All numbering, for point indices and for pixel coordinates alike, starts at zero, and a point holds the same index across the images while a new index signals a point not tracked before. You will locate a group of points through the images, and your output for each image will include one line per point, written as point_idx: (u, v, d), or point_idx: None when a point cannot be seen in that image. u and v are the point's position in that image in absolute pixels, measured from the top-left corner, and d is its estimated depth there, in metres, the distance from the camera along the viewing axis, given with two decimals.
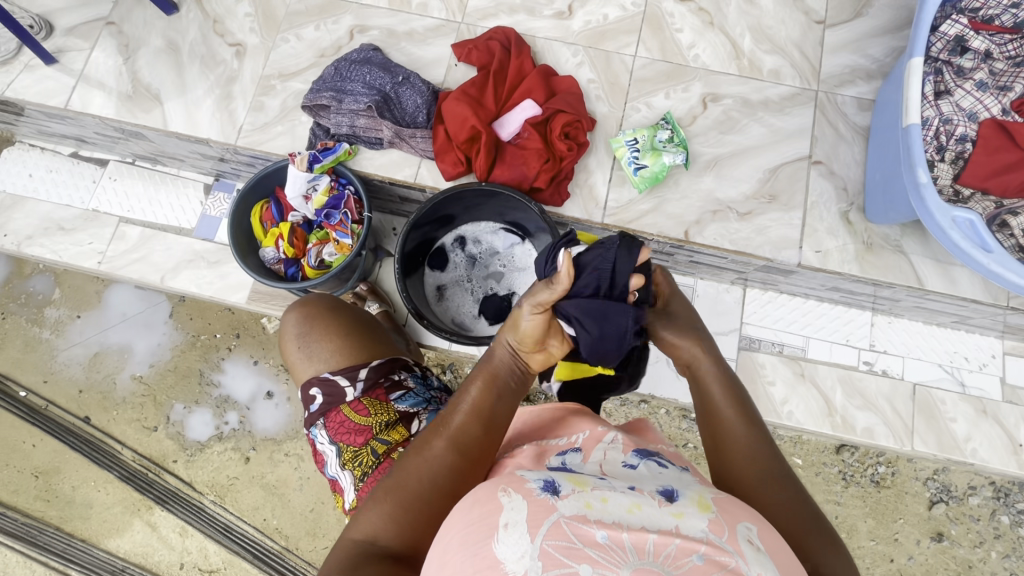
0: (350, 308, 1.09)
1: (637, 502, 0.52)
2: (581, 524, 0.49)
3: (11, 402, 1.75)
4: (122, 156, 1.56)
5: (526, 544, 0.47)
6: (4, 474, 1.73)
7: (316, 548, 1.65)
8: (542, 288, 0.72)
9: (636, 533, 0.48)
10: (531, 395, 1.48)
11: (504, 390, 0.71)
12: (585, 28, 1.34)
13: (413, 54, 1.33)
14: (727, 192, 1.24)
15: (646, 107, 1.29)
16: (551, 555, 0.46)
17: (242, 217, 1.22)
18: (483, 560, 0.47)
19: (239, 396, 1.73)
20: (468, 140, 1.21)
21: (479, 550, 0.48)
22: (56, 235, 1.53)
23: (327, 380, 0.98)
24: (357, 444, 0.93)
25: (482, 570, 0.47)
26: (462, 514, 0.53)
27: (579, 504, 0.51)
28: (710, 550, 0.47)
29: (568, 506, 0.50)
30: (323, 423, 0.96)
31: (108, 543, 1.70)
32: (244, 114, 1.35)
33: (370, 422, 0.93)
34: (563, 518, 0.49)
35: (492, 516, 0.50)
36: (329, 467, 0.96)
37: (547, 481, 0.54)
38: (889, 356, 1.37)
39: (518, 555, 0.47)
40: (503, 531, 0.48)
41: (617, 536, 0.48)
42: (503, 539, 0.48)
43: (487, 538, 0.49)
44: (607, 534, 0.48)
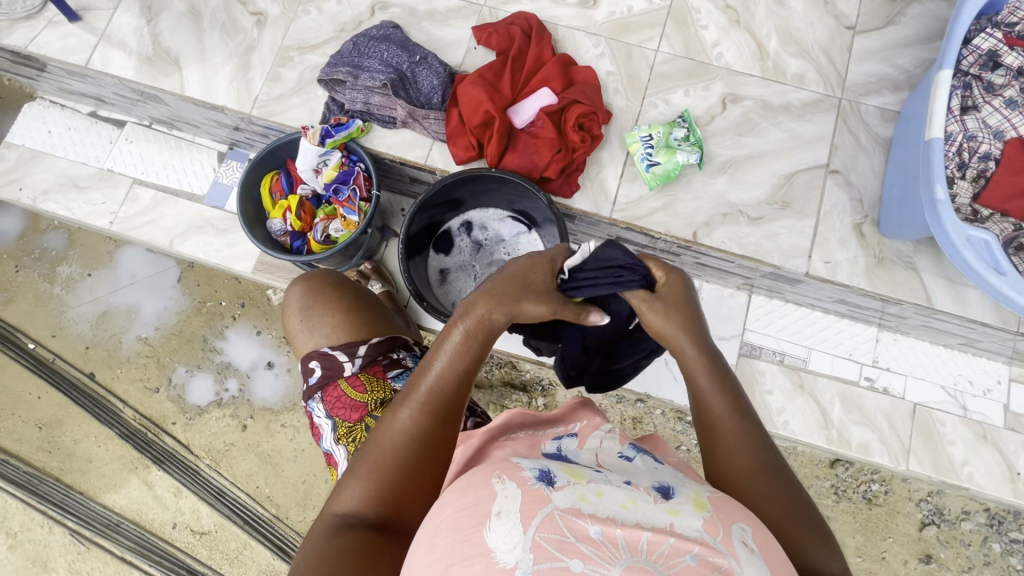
0: (356, 288, 1.10)
1: (632, 498, 0.52)
2: (575, 518, 0.49)
3: (20, 353, 1.78)
4: (139, 119, 1.57)
5: (518, 535, 0.47)
6: (8, 423, 1.78)
7: (307, 518, 1.68)
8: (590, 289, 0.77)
9: (630, 530, 0.48)
10: (528, 385, 1.48)
11: (488, 342, 0.66)
12: (608, 20, 1.32)
13: (433, 34, 1.32)
14: (740, 196, 1.22)
15: (664, 103, 1.27)
16: (543, 548, 0.46)
17: (252, 186, 1.22)
18: (475, 546, 0.48)
19: (240, 363, 1.76)
20: (481, 125, 1.20)
21: (471, 535, 0.48)
22: (70, 192, 1.55)
23: (327, 354, 0.99)
24: (352, 419, 0.93)
25: (472, 557, 0.47)
26: (455, 498, 0.53)
27: (574, 496, 0.51)
28: (704, 550, 0.47)
29: (563, 498, 0.50)
30: (320, 397, 0.97)
31: (104, 497, 1.74)
32: (261, 85, 1.35)
33: (366, 398, 0.94)
34: (557, 511, 0.49)
35: (486, 503, 0.50)
36: (325, 440, 0.97)
37: (542, 472, 0.54)
38: (892, 373, 1.35)
39: (510, 546, 0.46)
40: (495, 520, 0.48)
41: (611, 532, 0.48)
42: (495, 527, 0.48)
43: (479, 523, 0.49)
44: (601, 529, 0.48)
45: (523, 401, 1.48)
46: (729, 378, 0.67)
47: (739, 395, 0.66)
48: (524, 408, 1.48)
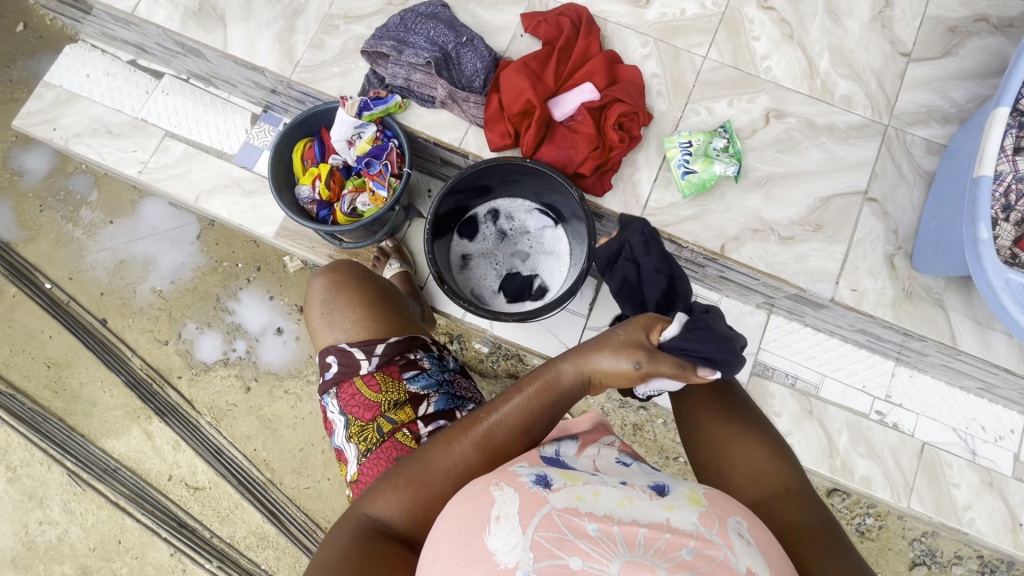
0: (377, 281, 1.10)
1: (628, 496, 0.53)
2: (573, 516, 0.49)
3: (36, 291, 1.89)
4: (177, 72, 1.57)
5: (518, 536, 0.47)
6: (19, 359, 1.87)
7: (300, 485, 1.76)
8: (672, 366, 0.64)
9: (626, 527, 0.49)
10: None
11: (559, 405, 0.66)
12: (659, 21, 1.30)
13: (480, 17, 1.30)
14: (774, 214, 1.20)
15: (706, 111, 1.25)
16: (542, 546, 0.47)
17: (284, 151, 1.22)
18: (476, 552, 0.48)
19: (250, 326, 1.85)
20: (521, 114, 1.18)
21: (471, 542, 0.49)
22: (103, 137, 1.56)
23: (344, 350, 0.99)
24: (365, 418, 0.93)
25: (473, 562, 0.47)
26: (454, 508, 0.53)
27: (570, 497, 0.51)
28: (700, 543, 0.48)
29: (560, 499, 0.51)
30: (335, 392, 0.97)
31: (105, 442, 1.82)
32: (303, 50, 1.34)
33: (380, 398, 0.94)
34: (554, 510, 0.50)
35: (484, 509, 0.51)
36: (336, 436, 0.97)
37: (539, 476, 0.54)
38: (903, 410, 1.34)
39: (510, 547, 0.47)
40: (494, 523, 0.49)
41: (608, 529, 0.48)
42: (494, 530, 0.48)
43: (479, 530, 0.49)
44: (598, 526, 0.49)
45: None
46: (763, 441, 0.69)
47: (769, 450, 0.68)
48: None
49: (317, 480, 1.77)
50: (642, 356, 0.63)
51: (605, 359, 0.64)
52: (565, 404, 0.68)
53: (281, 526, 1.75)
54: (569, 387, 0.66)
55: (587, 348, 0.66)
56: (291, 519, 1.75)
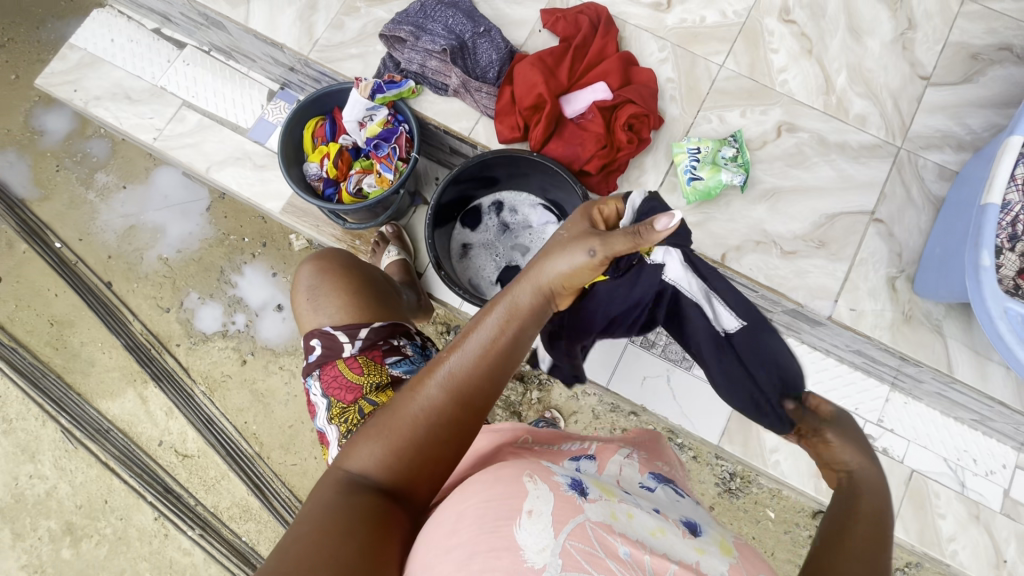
0: (363, 270, 1.12)
1: (661, 527, 0.57)
2: (606, 534, 0.53)
3: (47, 250, 1.97)
4: (199, 43, 1.59)
5: (549, 538, 0.51)
6: (26, 315, 1.93)
7: (287, 461, 1.79)
8: (625, 242, 0.61)
9: (657, 559, 0.53)
10: (526, 377, 1.50)
11: (527, 329, 0.63)
12: (678, 26, 1.30)
13: (500, 9, 1.30)
14: (778, 227, 1.19)
15: (718, 119, 1.24)
16: (572, 556, 0.51)
17: (295, 127, 1.23)
18: (503, 539, 0.51)
19: (251, 301, 1.91)
20: (532, 108, 1.18)
21: (499, 527, 0.52)
22: (121, 102, 1.58)
23: (328, 333, 0.99)
24: (346, 401, 0.93)
25: (497, 549, 0.51)
26: (483, 488, 0.57)
27: (605, 513, 0.56)
28: None
29: (595, 512, 0.55)
30: (318, 374, 0.97)
31: (100, 402, 1.86)
32: (323, 29, 1.31)
33: (362, 381, 0.93)
34: (588, 523, 0.54)
35: (517, 500, 0.55)
36: (319, 419, 0.97)
37: (574, 482, 0.59)
38: (895, 436, 1.32)
39: (540, 547, 0.51)
40: (526, 517, 0.53)
41: (639, 556, 0.52)
42: (526, 525, 0.52)
43: (507, 517, 0.53)
44: (630, 551, 0.52)
45: (519, 390, 1.50)
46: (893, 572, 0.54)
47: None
48: (518, 398, 1.50)
49: (303, 458, 1.79)
50: (591, 242, 0.62)
51: (556, 261, 0.63)
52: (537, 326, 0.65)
53: (265, 499, 1.77)
54: (531, 308, 0.63)
55: (536, 260, 0.64)
56: (275, 494, 1.77)
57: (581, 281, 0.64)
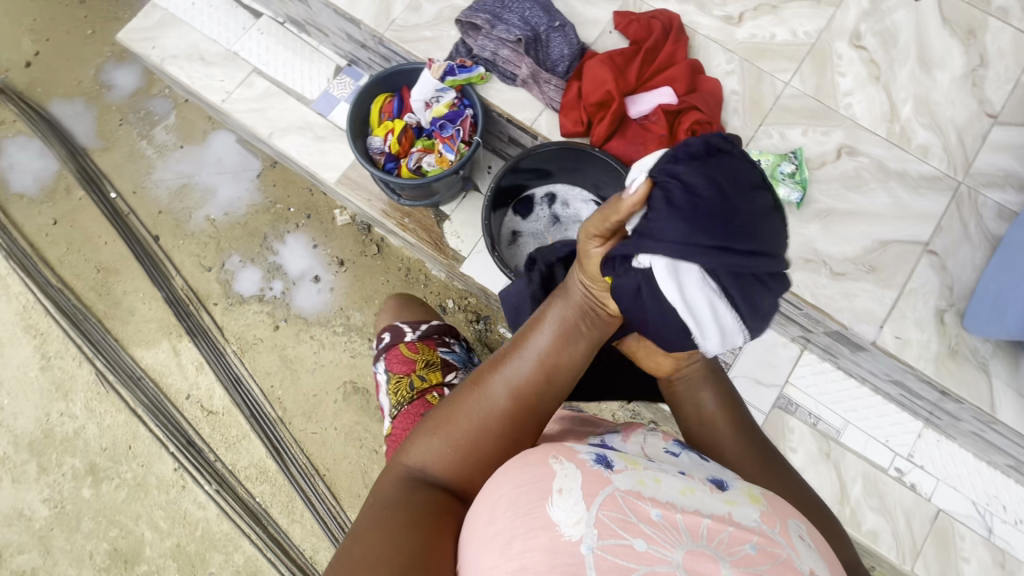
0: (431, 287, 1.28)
1: (689, 487, 0.59)
2: (636, 500, 0.55)
3: (102, 199, 2.04)
4: (275, 15, 1.65)
5: (582, 511, 0.53)
6: (74, 258, 2.00)
7: (307, 429, 1.83)
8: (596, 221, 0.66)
9: (689, 516, 0.55)
10: None
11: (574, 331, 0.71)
12: (747, 41, 1.31)
13: (575, 8, 1.33)
14: (829, 247, 1.19)
15: (779, 135, 1.25)
16: (606, 525, 0.52)
17: (365, 101, 1.27)
18: (538, 519, 0.52)
19: (290, 269, 1.96)
20: (597, 104, 1.20)
21: (533, 509, 0.53)
22: (195, 62, 1.63)
23: (397, 326, 1.15)
24: (402, 372, 1.07)
25: (536, 530, 0.52)
26: (511, 476, 0.57)
27: (633, 481, 0.57)
28: (763, 540, 0.54)
29: (623, 482, 0.57)
30: (383, 357, 1.11)
31: (135, 350, 1.92)
32: (400, 10, 1.35)
33: (416, 358, 1.08)
34: (618, 493, 0.55)
35: (546, 481, 0.55)
36: (379, 396, 1.09)
37: (599, 456, 0.60)
38: (923, 472, 1.31)
39: (574, 520, 0.52)
40: (558, 496, 0.54)
41: (671, 516, 0.54)
42: (558, 502, 0.53)
43: (540, 499, 0.54)
44: (661, 513, 0.54)
45: None
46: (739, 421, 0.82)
47: (776, 460, 0.77)
48: None
49: (324, 428, 1.83)
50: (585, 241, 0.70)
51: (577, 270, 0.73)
52: (586, 334, 0.71)
53: (282, 463, 1.80)
54: (573, 314, 0.71)
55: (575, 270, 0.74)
56: (292, 460, 1.80)
57: (598, 280, 0.69)
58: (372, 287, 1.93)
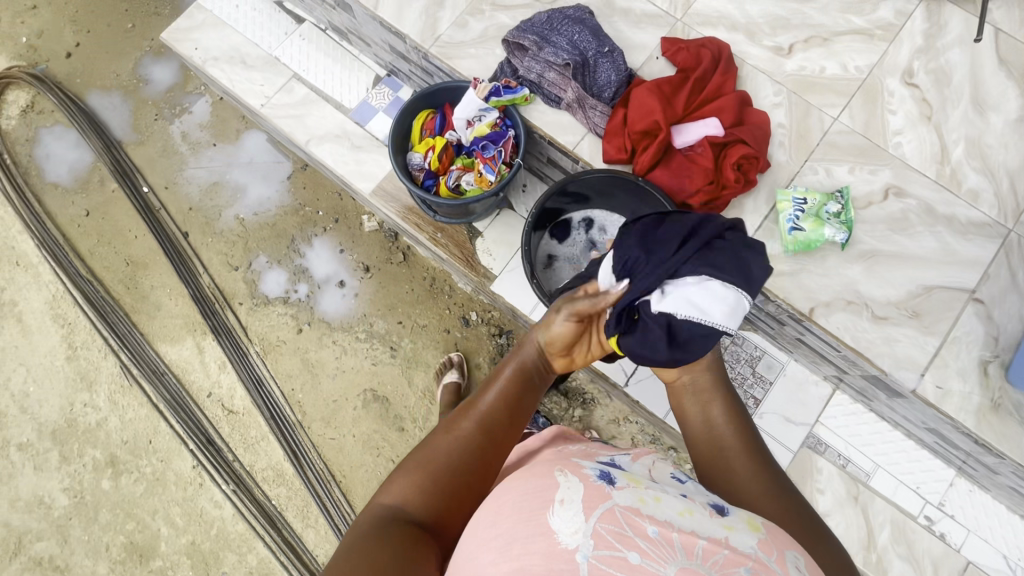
0: None
1: (689, 508, 0.56)
2: (634, 516, 0.53)
3: (134, 193, 2.06)
4: (317, 21, 1.65)
5: (580, 522, 0.51)
6: (105, 251, 2.03)
7: (326, 434, 1.83)
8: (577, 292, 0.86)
9: (686, 536, 0.52)
10: (572, 394, 1.70)
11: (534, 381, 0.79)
12: (796, 73, 1.29)
13: (622, 32, 1.32)
14: (871, 290, 1.17)
15: (825, 172, 1.23)
16: (602, 537, 0.50)
17: (408, 116, 1.27)
18: (538, 526, 0.51)
19: (316, 273, 1.96)
20: (642, 133, 1.18)
21: (535, 516, 0.52)
22: (236, 65, 1.64)
23: None
24: None
25: (530, 534, 0.51)
26: (515, 485, 0.57)
27: (633, 497, 0.55)
28: (758, 566, 0.51)
29: (623, 497, 0.55)
30: None
31: (160, 345, 1.94)
32: (447, 26, 1.34)
33: None
34: (617, 508, 0.53)
35: (550, 490, 0.54)
36: None
37: (603, 472, 0.58)
38: (953, 522, 1.28)
39: (572, 530, 0.50)
40: (559, 505, 0.53)
41: (667, 534, 0.51)
42: (559, 512, 0.52)
43: (541, 508, 0.53)
44: (658, 530, 0.52)
45: (563, 406, 1.69)
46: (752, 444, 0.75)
47: (808, 522, 0.67)
48: (561, 412, 1.70)
49: (342, 434, 1.83)
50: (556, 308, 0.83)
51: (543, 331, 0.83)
52: (538, 385, 0.79)
53: (299, 467, 1.81)
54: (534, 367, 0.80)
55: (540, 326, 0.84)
56: (310, 464, 1.81)
57: (559, 349, 0.82)
58: (396, 295, 1.93)
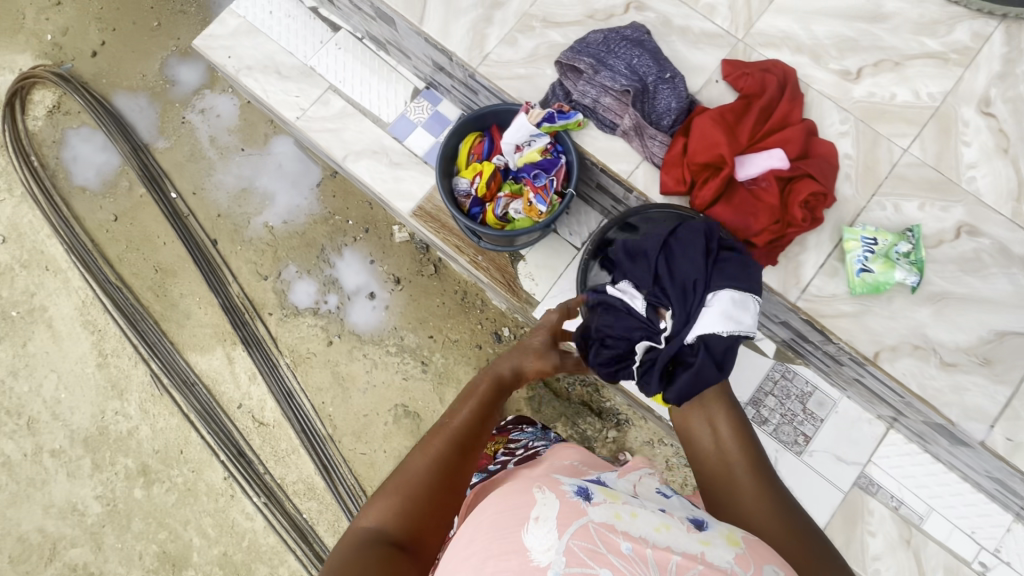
0: None
1: (665, 524, 0.62)
2: (608, 532, 0.59)
3: (162, 198, 2.03)
4: (354, 29, 1.60)
5: (554, 539, 0.56)
6: (133, 257, 2.01)
7: (356, 449, 1.82)
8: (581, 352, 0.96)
9: (659, 552, 0.58)
10: (605, 414, 1.67)
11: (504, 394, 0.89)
12: (865, 99, 1.22)
13: (680, 53, 1.25)
14: (940, 334, 1.12)
15: (893, 207, 1.17)
16: (575, 554, 0.56)
17: (455, 140, 1.22)
18: (514, 542, 0.57)
19: (346, 284, 1.93)
20: (703, 164, 1.13)
21: (512, 533, 0.58)
22: (270, 76, 1.59)
23: None
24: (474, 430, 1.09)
25: (509, 552, 0.57)
26: (496, 503, 0.63)
27: (608, 514, 0.61)
28: None
29: (598, 514, 0.61)
30: None
31: (190, 354, 1.93)
32: (495, 44, 1.29)
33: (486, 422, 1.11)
34: (592, 524, 0.59)
35: (526, 508, 0.60)
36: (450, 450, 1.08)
37: (580, 489, 0.64)
38: (1010, 569, 1.24)
39: (545, 547, 0.56)
40: (534, 523, 0.58)
41: (641, 550, 0.58)
42: (533, 529, 0.57)
43: (520, 525, 0.58)
44: (631, 546, 0.58)
45: (597, 427, 1.67)
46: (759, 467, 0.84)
47: (810, 539, 0.73)
48: (595, 433, 1.67)
49: (373, 449, 1.82)
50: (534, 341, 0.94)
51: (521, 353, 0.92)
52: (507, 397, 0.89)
53: (331, 482, 1.81)
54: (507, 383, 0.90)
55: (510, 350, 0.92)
56: (341, 479, 1.80)
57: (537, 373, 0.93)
58: (427, 309, 1.90)
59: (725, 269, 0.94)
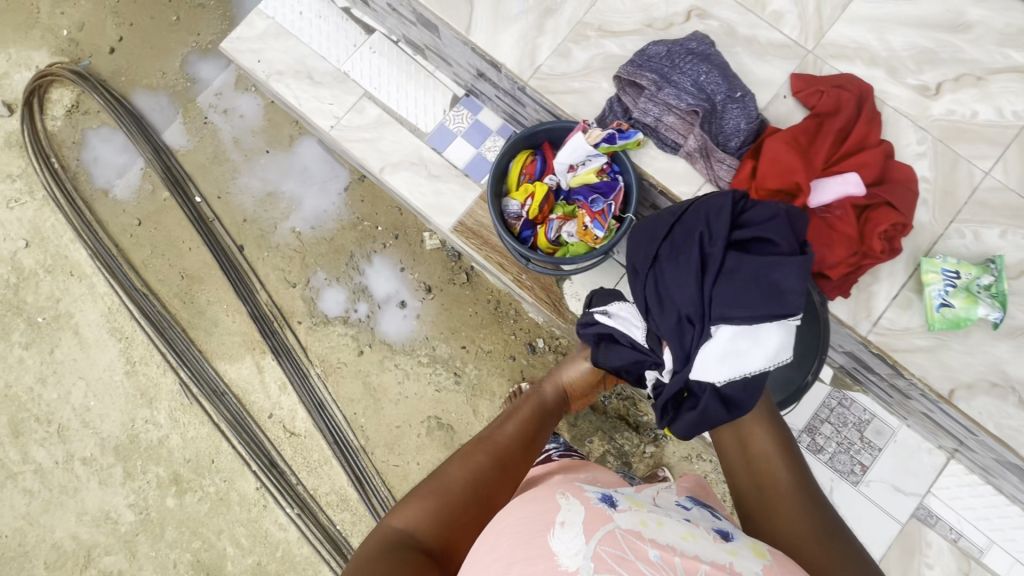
0: None
1: (692, 533, 0.59)
2: (635, 540, 0.56)
3: (186, 203, 1.97)
4: (388, 31, 1.52)
5: (581, 544, 0.54)
6: (159, 263, 1.96)
7: (389, 461, 1.80)
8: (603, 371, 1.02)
9: (688, 561, 0.55)
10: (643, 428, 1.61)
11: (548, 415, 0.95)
12: (944, 118, 1.14)
13: (745, 66, 1.18)
14: (1019, 371, 1.07)
15: (972, 235, 1.10)
16: (603, 559, 0.53)
17: (507, 159, 1.15)
18: (540, 547, 0.54)
19: (376, 292, 1.89)
20: (774, 190, 1.07)
21: (537, 538, 0.55)
22: (303, 82, 1.52)
23: None
24: None
25: (534, 556, 0.54)
26: (518, 507, 0.61)
27: (635, 521, 0.58)
28: None
29: (624, 520, 0.58)
30: None
31: (218, 363, 1.90)
32: (547, 55, 1.21)
33: None
34: (618, 530, 0.56)
35: (551, 514, 0.58)
36: None
37: (605, 496, 0.62)
38: None
39: (572, 551, 0.53)
40: (559, 528, 0.56)
41: (669, 558, 0.55)
42: (559, 534, 0.55)
43: (543, 530, 0.56)
44: (659, 554, 0.55)
45: (634, 441, 1.60)
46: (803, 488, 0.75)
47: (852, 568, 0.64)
48: (632, 447, 1.60)
49: (406, 461, 1.79)
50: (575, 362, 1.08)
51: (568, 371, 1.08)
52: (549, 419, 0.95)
53: (364, 493, 1.79)
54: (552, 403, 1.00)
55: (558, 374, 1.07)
56: (374, 491, 1.79)
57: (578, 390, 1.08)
58: (459, 319, 1.85)
59: (725, 291, 0.81)
